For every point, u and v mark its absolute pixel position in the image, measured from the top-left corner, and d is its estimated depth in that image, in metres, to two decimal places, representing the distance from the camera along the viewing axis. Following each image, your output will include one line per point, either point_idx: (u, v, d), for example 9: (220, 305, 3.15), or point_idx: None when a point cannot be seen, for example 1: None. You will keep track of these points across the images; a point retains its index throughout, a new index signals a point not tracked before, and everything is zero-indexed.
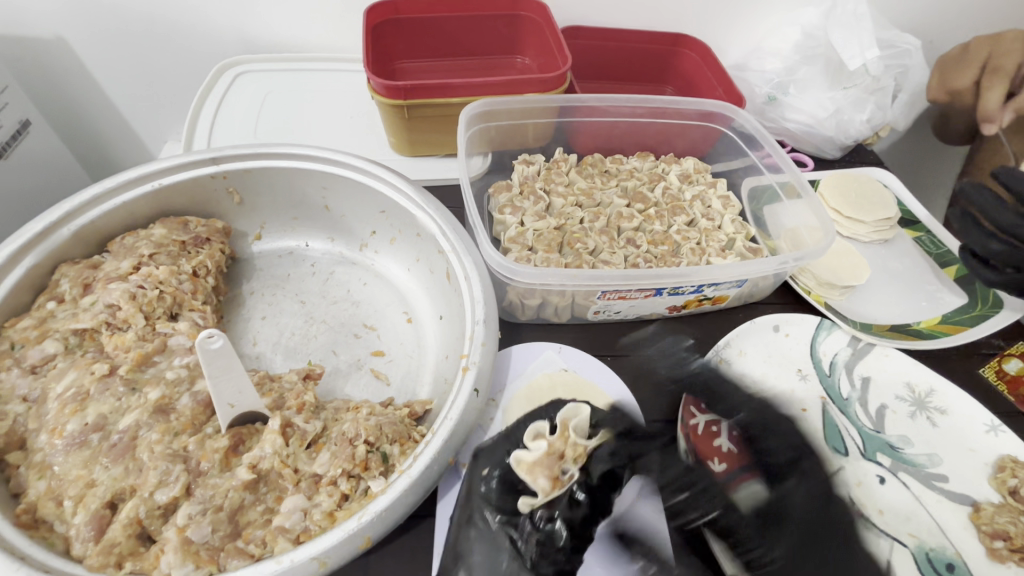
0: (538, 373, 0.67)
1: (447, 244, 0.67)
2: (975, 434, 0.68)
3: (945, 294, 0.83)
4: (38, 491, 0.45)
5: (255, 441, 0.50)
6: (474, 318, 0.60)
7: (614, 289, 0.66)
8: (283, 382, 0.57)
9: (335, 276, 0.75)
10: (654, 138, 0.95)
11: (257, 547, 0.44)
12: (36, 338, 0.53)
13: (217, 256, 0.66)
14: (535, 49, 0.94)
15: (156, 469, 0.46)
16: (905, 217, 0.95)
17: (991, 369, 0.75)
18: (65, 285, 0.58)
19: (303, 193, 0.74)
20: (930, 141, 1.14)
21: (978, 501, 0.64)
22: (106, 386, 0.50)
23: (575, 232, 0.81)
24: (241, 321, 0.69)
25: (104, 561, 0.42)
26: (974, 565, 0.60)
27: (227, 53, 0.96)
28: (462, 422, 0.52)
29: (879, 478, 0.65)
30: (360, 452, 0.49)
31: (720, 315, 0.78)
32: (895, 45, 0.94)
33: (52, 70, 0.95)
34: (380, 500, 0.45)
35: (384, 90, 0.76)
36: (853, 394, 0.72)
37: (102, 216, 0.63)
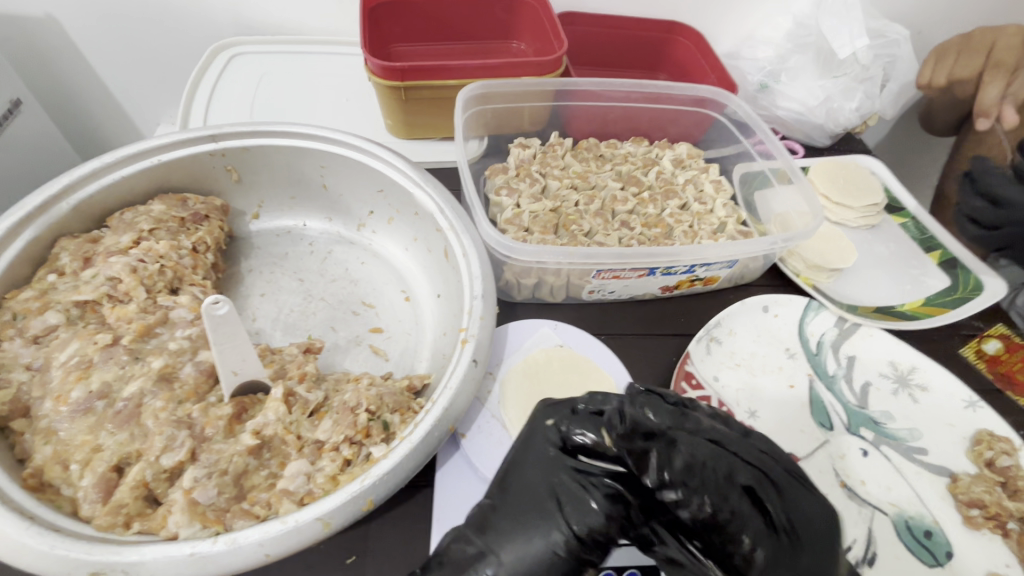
0: (534, 349, 0.68)
1: (445, 222, 0.68)
2: (955, 410, 0.70)
3: (928, 278, 0.86)
4: (44, 455, 0.46)
5: (257, 410, 0.52)
6: (473, 293, 0.61)
7: (608, 269, 0.68)
8: (284, 354, 0.58)
9: (333, 255, 0.76)
10: (648, 123, 0.96)
11: (262, 509, 0.46)
12: (38, 309, 0.53)
13: (216, 233, 0.67)
14: (531, 34, 0.94)
15: (162, 435, 0.47)
16: (891, 203, 0.97)
17: (971, 349, 0.78)
18: (65, 259, 0.58)
19: (301, 172, 0.74)
20: (916, 131, 1.16)
21: (956, 473, 0.66)
22: (109, 355, 0.51)
23: (570, 215, 0.82)
24: (240, 298, 0.69)
25: (113, 521, 0.43)
26: (950, 532, 0.62)
27: (222, 35, 0.96)
28: (462, 392, 0.53)
29: (862, 451, 0.67)
30: (361, 420, 0.50)
31: (711, 296, 0.80)
32: (883, 35, 0.96)
33: (44, 50, 0.94)
34: (382, 464, 0.47)
35: (381, 71, 0.76)
36: (838, 372, 0.74)
37: (100, 191, 0.63)
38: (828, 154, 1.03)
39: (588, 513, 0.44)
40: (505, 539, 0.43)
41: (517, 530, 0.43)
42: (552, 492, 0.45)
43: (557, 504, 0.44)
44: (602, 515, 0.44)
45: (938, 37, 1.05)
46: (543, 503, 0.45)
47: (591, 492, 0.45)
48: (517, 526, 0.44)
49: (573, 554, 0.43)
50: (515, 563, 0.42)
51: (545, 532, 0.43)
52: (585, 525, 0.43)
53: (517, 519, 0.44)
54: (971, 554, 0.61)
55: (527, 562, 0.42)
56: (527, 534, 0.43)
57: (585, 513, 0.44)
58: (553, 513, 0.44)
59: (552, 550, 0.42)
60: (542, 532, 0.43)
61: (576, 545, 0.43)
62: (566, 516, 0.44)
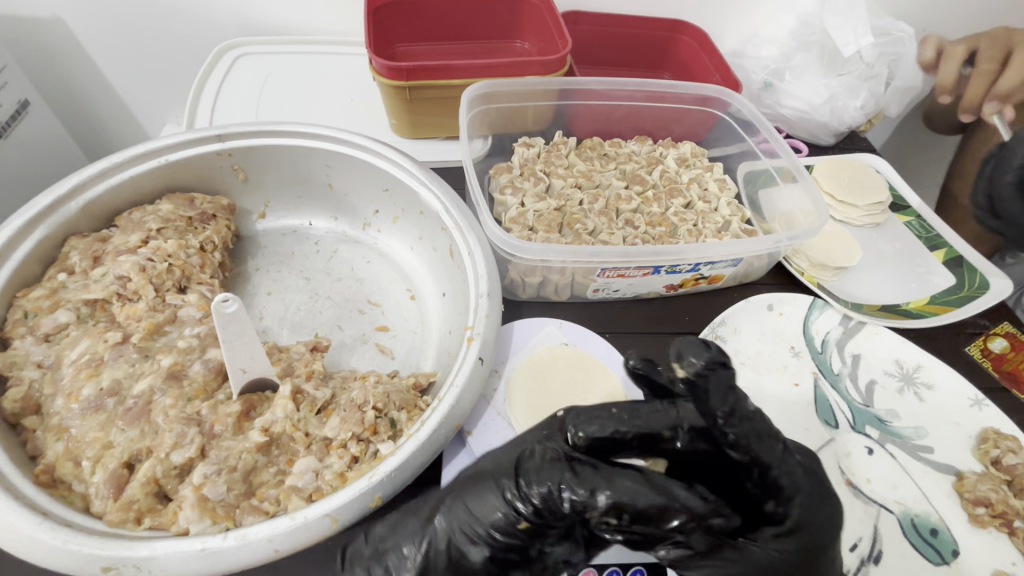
0: (539, 347, 0.68)
1: (450, 221, 0.68)
2: (960, 408, 0.70)
3: (933, 276, 0.86)
4: (56, 452, 0.46)
5: (265, 407, 0.52)
6: (479, 291, 0.61)
7: (613, 267, 0.68)
8: (291, 352, 0.59)
9: (339, 254, 0.76)
10: (652, 122, 0.96)
11: (271, 505, 0.46)
12: (49, 307, 0.54)
13: (223, 232, 0.67)
14: (535, 33, 0.95)
15: (172, 432, 0.47)
16: (896, 202, 0.97)
17: (977, 348, 0.78)
18: (74, 258, 0.59)
19: (307, 172, 0.74)
20: (921, 130, 1.16)
21: (962, 471, 0.66)
22: (120, 353, 0.52)
23: (574, 214, 0.82)
24: (247, 297, 0.70)
25: (124, 516, 0.43)
26: (956, 530, 0.62)
27: (228, 36, 0.96)
28: (468, 390, 0.54)
29: (868, 449, 0.67)
30: (369, 417, 0.51)
31: (715, 294, 0.80)
32: (888, 33, 0.96)
33: (52, 52, 0.95)
34: (390, 460, 0.47)
35: (386, 70, 0.76)
36: (844, 370, 0.74)
37: (109, 190, 0.64)
38: (833, 152, 1.03)
39: (539, 483, 0.43)
40: (464, 494, 0.46)
41: (474, 488, 0.46)
42: (518, 460, 0.46)
43: (517, 471, 0.45)
44: (552, 488, 0.43)
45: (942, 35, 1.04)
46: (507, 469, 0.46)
47: (552, 466, 0.44)
48: (476, 485, 0.46)
49: (521, 518, 0.43)
50: (470, 515, 0.45)
51: (497, 492, 0.45)
52: (534, 490, 0.43)
53: (477, 479, 0.47)
54: (976, 552, 0.61)
55: (478, 518, 0.44)
56: (482, 494, 0.45)
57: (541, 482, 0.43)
58: (511, 475, 0.45)
59: (502, 510, 0.44)
60: (497, 491, 0.45)
61: (525, 508, 0.44)
62: (520, 478, 0.45)
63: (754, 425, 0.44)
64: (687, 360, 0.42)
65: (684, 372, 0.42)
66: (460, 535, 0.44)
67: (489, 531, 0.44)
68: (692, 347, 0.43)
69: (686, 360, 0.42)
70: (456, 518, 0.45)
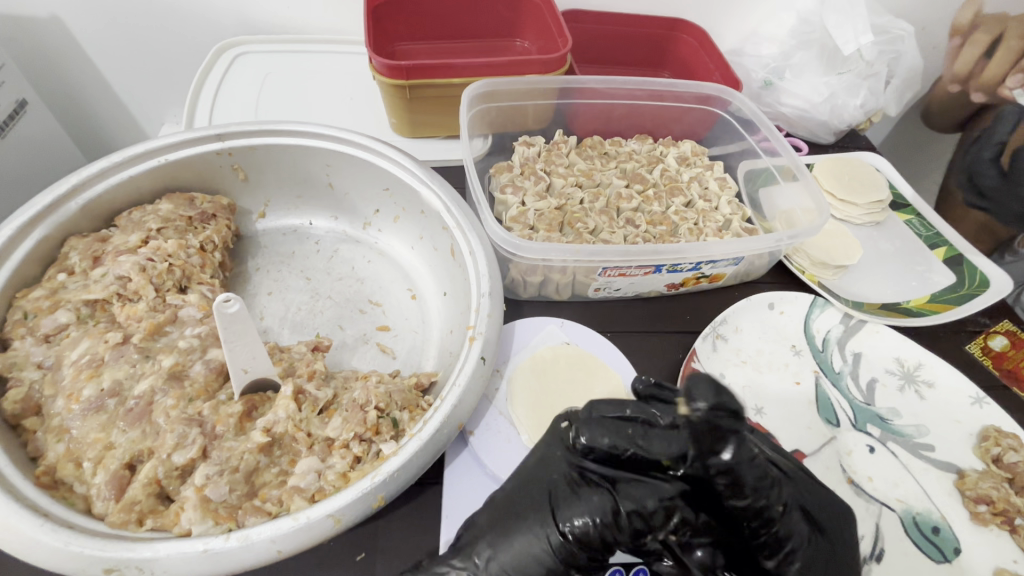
0: (541, 346, 0.68)
1: (451, 220, 0.68)
2: (962, 406, 0.70)
3: (934, 274, 0.86)
4: (57, 453, 0.46)
5: (267, 407, 0.52)
6: (480, 291, 0.61)
7: (614, 266, 0.68)
8: (293, 352, 0.58)
9: (339, 253, 0.76)
10: (653, 121, 0.96)
11: (273, 505, 0.46)
12: (48, 307, 0.54)
13: (223, 232, 0.67)
14: (535, 32, 0.94)
15: (173, 432, 0.47)
16: (896, 200, 0.97)
17: (976, 346, 0.78)
18: (74, 258, 0.58)
19: (307, 171, 0.74)
20: (920, 128, 1.16)
21: (963, 469, 0.66)
22: (120, 353, 0.52)
23: (575, 212, 0.82)
24: (247, 296, 0.70)
25: (126, 518, 0.43)
26: (957, 528, 0.62)
27: (227, 35, 0.96)
28: (470, 390, 0.54)
29: (869, 447, 0.68)
30: (371, 417, 0.50)
31: (716, 293, 0.80)
32: (888, 31, 0.96)
33: (50, 52, 0.95)
34: (393, 461, 0.47)
35: (386, 69, 0.76)
36: (844, 368, 0.74)
37: (108, 190, 0.63)
38: (833, 150, 1.03)
39: (575, 517, 0.44)
40: (499, 539, 0.44)
41: (509, 530, 0.45)
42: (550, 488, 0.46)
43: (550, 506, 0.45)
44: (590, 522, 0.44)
45: (941, 33, 1.04)
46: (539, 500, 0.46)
47: (582, 494, 0.45)
48: (510, 524, 0.45)
49: (560, 555, 0.43)
50: (508, 563, 0.43)
51: (535, 533, 0.44)
52: (570, 526, 0.44)
53: (509, 519, 0.45)
54: (978, 550, 0.61)
55: (518, 561, 0.43)
56: (517, 535, 0.44)
57: (578, 516, 0.44)
58: (547, 512, 0.45)
59: (542, 550, 0.44)
60: (536, 534, 0.44)
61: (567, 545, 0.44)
62: (557, 513, 0.45)
63: (764, 473, 0.44)
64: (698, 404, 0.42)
65: (691, 414, 0.43)
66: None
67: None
68: (700, 389, 0.42)
69: (693, 402, 0.43)
70: (496, 564, 0.43)
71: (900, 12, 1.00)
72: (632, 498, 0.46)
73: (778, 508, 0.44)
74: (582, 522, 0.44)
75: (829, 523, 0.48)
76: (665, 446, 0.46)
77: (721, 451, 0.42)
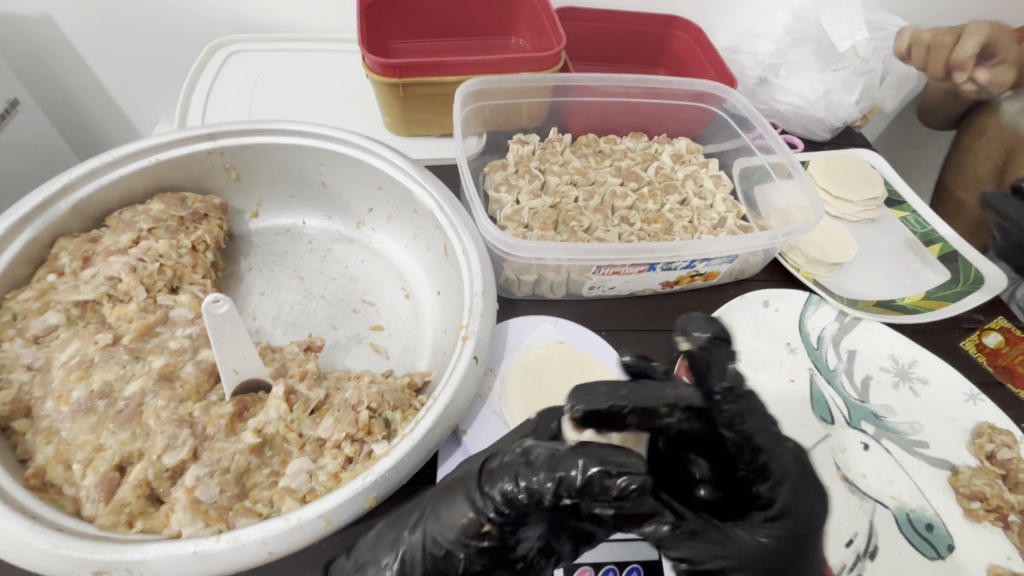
0: (535, 345, 0.68)
1: (444, 219, 0.67)
2: (956, 403, 0.70)
3: (928, 272, 0.86)
4: (46, 455, 0.46)
5: (258, 408, 0.52)
6: (473, 289, 0.61)
7: (609, 265, 0.68)
8: (285, 352, 0.58)
9: (332, 253, 0.76)
10: (648, 119, 0.96)
11: (264, 506, 0.46)
12: (38, 308, 0.53)
13: (215, 232, 0.67)
14: (529, 30, 0.94)
15: (164, 434, 0.47)
16: (891, 197, 0.97)
17: (972, 342, 0.78)
18: (64, 258, 0.58)
19: (300, 170, 0.74)
20: (916, 125, 1.16)
21: (957, 465, 0.66)
22: (110, 354, 0.51)
23: (569, 211, 0.82)
24: (240, 296, 0.69)
25: (115, 520, 0.43)
26: (951, 524, 0.62)
27: (219, 33, 0.95)
28: (462, 389, 0.53)
29: (864, 445, 0.68)
30: (363, 417, 0.50)
31: (711, 291, 0.80)
32: (883, 28, 0.96)
33: (41, 50, 0.94)
34: (385, 461, 0.47)
35: (379, 68, 0.76)
36: (839, 365, 0.74)
37: (99, 190, 0.63)
38: (829, 148, 1.02)
39: (507, 480, 0.41)
40: (435, 505, 0.45)
41: (446, 496, 0.44)
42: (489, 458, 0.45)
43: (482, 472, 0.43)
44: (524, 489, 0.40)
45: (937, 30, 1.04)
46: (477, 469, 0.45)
47: (520, 459, 0.44)
48: (447, 492, 0.45)
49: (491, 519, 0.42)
50: (438, 525, 0.43)
51: (466, 497, 0.43)
52: (501, 490, 0.41)
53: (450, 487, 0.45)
54: (971, 547, 0.61)
55: (449, 524, 0.43)
56: (451, 500, 0.44)
57: (508, 481, 0.41)
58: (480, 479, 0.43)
59: (470, 514, 0.42)
60: (466, 498, 0.43)
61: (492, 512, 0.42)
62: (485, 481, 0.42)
63: (747, 405, 0.50)
64: (693, 332, 0.53)
65: (691, 343, 0.53)
66: (433, 545, 0.43)
67: (461, 540, 0.42)
68: (695, 322, 0.54)
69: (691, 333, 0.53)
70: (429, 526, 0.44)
71: (896, 8, 0.99)
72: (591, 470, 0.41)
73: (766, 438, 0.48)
74: (514, 488, 0.40)
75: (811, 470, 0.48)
76: (653, 401, 0.47)
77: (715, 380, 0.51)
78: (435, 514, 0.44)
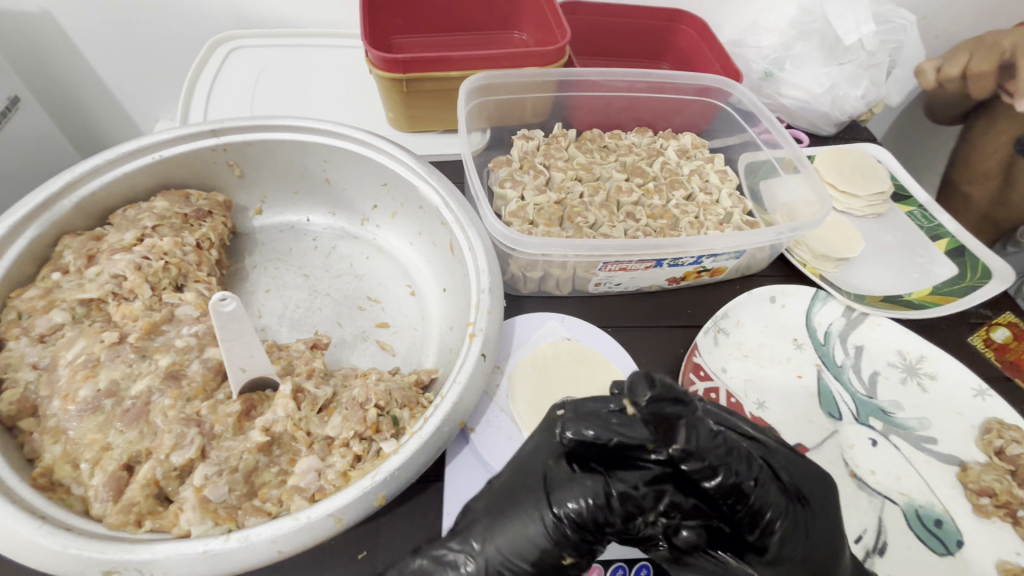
0: (541, 342, 0.68)
1: (450, 215, 0.67)
2: (964, 399, 0.70)
3: (936, 266, 0.85)
4: (54, 454, 0.45)
5: (266, 407, 0.51)
6: (480, 286, 0.60)
7: (615, 261, 0.67)
8: (291, 350, 0.58)
9: (337, 250, 0.75)
10: (652, 113, 0.95)
11: (274, 505, 0.46)
12: (43, 307, 0.53)
13: (220, 229, 0.66)
14: (533, 24, 0.93)
15: (171, 432, 0.46)
16: (898, 192, 0.96)
17: (979, 338, 0.77)
18: (68, 256, 0.58)
19: (304, 166, 0.73)
20: (922, 119, 1.15)
21: (965, 461, 0.66)
22: (116, 353, 0.51)
23: (575, 206, 0.81)
24: (245, 294, 0.69)
25: (125, 519, 0.43)
26: (960, 520, 0.62)
27: (221, 28, 0.95)
28: (470, 387, 0.53)
29: (872, 441, 0.67)
30: (371, 415, 0.50)
31: (718, 287, 0.80)
32: (889, 21, 0.95)
33: (42, 47, 0.93)
34: (394, 459, 0.47)
35: (383, 63, 0.75)
36: (846, 361, 0.74)
37: (102, 188, 0.63)
38: (834, 142, 1.02)
39: (571, 500, 0.43)
40: (493, 529, 0.44)
41: (505, 515, 0.45)
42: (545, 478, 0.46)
43: (547, 489, 0.45)
44: (584, 505, 0.43)
45: (944, 23, 1.03)
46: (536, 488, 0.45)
47: (579, 479, 0.44)
48: (506, 509, 0.45)
49: (557, 538, 0.43)
50: (501, 549, 0.43)
51: (530, 516, 0.44)
52: (564, 509, 0.43)
53: (505, 503, 0.46)
54: (980, 543, 0.61)
55: (514, 545, 0.43)
56: (514, 516, 0.44)
57: (572, 500, 0.44)
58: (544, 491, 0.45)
59: (540, 533, 0.44)
60: (534, 516, 0.44)
61: (561, 532, 0.43)
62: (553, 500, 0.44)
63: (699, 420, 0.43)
64: (642, 395, 0.42)
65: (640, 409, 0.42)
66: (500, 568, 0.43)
67: (528, 560, 0.43)
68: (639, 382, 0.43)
69: (636, 394, 0.42)
70: (491, 546, 0.44)
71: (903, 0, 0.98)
72: (621, 481, 0.44)
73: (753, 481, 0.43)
74: (578, 506, 0.43)
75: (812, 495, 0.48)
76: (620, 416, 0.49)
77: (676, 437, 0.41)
78: (492, 536, 0.44)
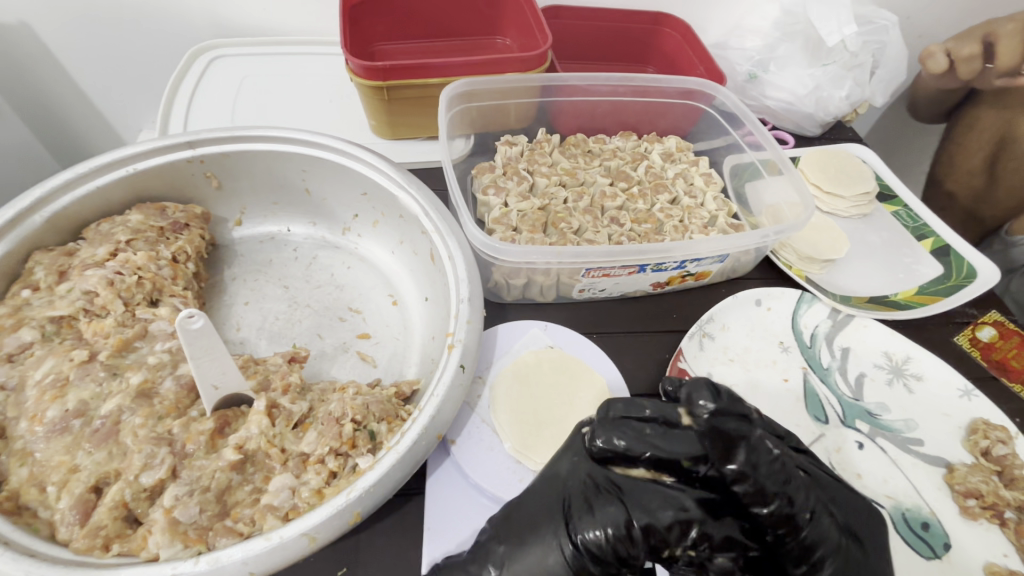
0: (524, 351, 0.67)
1: (430, 225, 0.66)
2: (950, 399, 0.70)
3: (921, 266, 0.85)
4: (20, 477, 0.45)
5: (240, 423, 0.51)
6: (460, 296, 0.60)
7: (598, 267, 0.67)
8: (268, 365, 0.57)
9: (318, 260, 0.74)
10: (637, 117, 0.94)
11: (246, 525, 0.45)
12: (12, 325, 0.52)
13: (196, 242, 0.66)
14: (516, 29, 0.93)
15: (141, 453, 0.46)
16: (883, 192, 0.96)
17: (965, 337, 0.77)
18: (39, 273, 0.57)
19: (283, 177, 0.73)
20: (906, 119, 1.15)
21: (952, 462, 0.66)
22: (86, 371, 0.50)
23: (558, 212, 0.81)
24: (223, 306, 0.68)
25: (91, 543, 0.42)
26: (947, 522, 0.62)
27: (202, 38, 0.94)
28: (449, 399, 0.52)
29: (858, 444, 0.67)
30: (347, 430, 0.49)
31: (702, 290, 0.79)
32: (872, 22, 0.95)
33: (17, 59, 0.92)
34: (368, 475, 0.46)
35: (363, 71, 0.74)
36: (832, 363, 0.73)
37: (75, 202, 0.62)
38: (820, 142, 1.01)
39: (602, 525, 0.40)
40: (511, 546, 0.42)
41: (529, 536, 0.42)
42: (564, 501, 0.42)
43: (568, 514, 0.42)
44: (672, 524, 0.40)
45: (928, 22, 1.03)
46: (547, 514, 0.42)
47: (600, 504, 0.41)
48: (524, 532, 0.42)
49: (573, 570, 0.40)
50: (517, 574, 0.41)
51: (546, 544, 0.41)
52: (581, 538, 0.40)
53: (523, 531, 0.42)
54: (968, 545, 0.60)
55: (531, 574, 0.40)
56: (535, 540, 0.42)
57: (592, 527, 0.40)
58: (562, 521, 0.42)
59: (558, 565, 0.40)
60: (553, 541, 0.41)
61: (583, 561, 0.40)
62: (573, 525, 0.41)
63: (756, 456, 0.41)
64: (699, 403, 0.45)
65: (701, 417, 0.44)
66: None
67: None
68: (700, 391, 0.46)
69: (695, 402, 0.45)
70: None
71: (885, 1, 0.99)
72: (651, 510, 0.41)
73: (806, 515, 0.41)
74: (599, 535, 0.40)
75: (862, 533, 0.45)
76: (684, 445, 0.42)
77: (733, 453, 0.41)
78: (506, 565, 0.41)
